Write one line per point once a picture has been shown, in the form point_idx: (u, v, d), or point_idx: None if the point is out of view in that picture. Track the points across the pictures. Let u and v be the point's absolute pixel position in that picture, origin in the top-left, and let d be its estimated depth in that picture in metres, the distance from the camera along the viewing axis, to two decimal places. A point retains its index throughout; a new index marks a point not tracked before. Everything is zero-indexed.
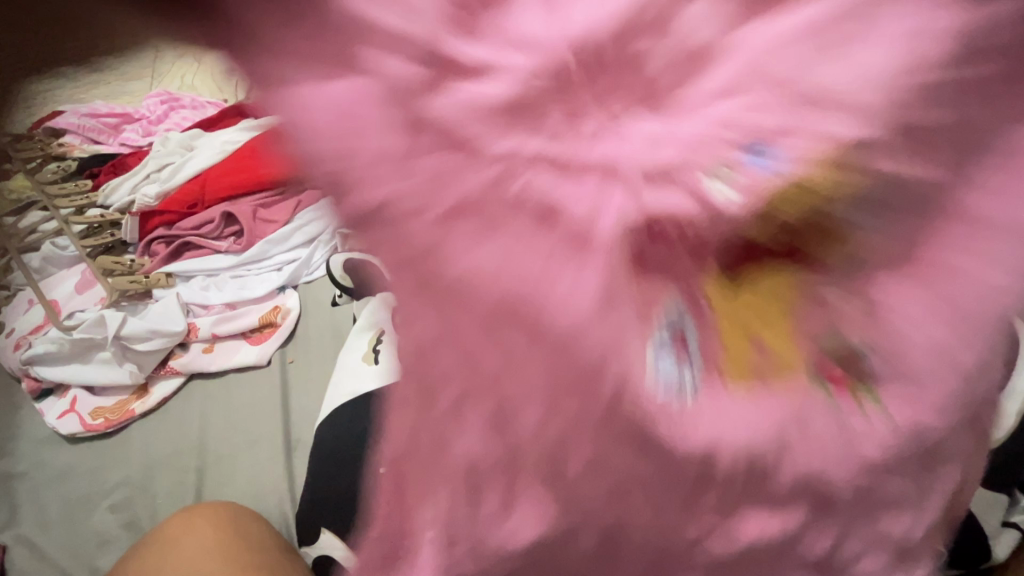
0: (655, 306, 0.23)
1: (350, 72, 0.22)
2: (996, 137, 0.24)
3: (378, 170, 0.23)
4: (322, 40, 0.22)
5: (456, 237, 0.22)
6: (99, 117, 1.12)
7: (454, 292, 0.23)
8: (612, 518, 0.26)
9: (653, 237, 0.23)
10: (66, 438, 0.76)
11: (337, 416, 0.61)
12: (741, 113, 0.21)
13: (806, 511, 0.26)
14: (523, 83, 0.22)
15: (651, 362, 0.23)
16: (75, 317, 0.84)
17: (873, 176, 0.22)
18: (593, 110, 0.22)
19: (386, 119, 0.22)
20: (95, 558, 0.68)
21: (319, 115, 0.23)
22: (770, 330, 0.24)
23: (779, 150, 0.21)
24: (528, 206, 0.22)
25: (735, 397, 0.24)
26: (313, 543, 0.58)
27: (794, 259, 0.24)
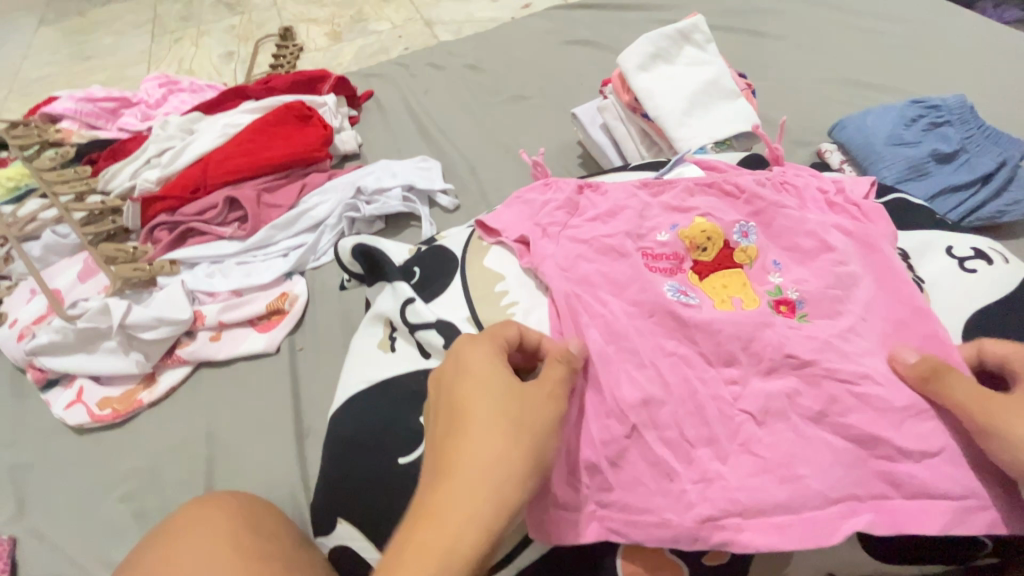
0: (673, 284, 0.57)
1: (536, 201, 0.66)
2: (811, 210, 0.63)
3: (544, 236, 0.61)
4: (538, 202, 0.65)
5: (575, 255, 0.59)
6: (95, 100, 1.11)
7: (573, 274, 0.57)
8: (629, 399, 0.49)
9: (657, 257, 0.59)
10: (74, 429, 0.74)
11: (358, 408, 0.58)
12: (668, 264, 0.59)
13: (728, 391, 0.51)
14: (595, 204, 0.64)
15: (671, 290, 0.56)
16: (78, 306, 0.81)
17: (740, 249, 0.60)
18: (614, 212, 0.63)
19: (547, 225, 0.62)
20: (107, 549, 0.66)
21: (525, 223, 0.63)
22: (735, 291, 0.58)
23: (693, 289, 0.57)
24: (592, 244, 0.59)
25: (717, 308, 0.55)
26: (330, 533, 0.56)
27: (738, 275, 0.59)
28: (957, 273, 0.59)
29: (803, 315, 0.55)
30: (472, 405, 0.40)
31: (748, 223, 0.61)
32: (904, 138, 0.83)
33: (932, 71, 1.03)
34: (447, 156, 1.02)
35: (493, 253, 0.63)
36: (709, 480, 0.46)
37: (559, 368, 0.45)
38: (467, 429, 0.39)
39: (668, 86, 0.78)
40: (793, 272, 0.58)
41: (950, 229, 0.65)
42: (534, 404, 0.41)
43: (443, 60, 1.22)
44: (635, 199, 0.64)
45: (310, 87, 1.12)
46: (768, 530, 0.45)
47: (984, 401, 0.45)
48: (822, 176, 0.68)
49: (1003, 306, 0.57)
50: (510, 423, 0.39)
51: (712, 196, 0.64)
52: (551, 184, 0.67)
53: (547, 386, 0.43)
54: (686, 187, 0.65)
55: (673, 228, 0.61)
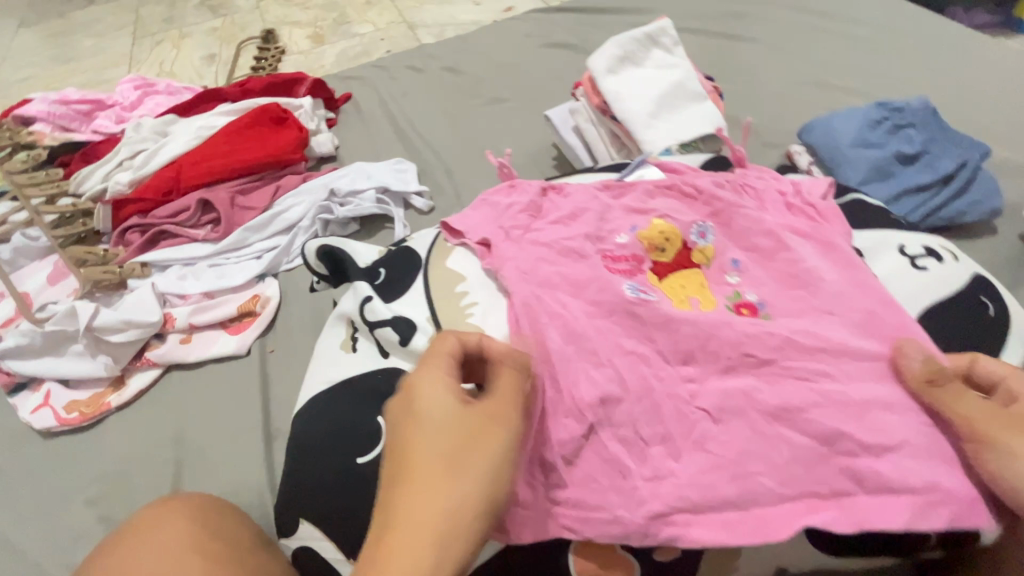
0: (633, 284, 0.57)
1: (500, 204, 0.67)
2: (770, 210, 0.64)
3: (506, 238, 0.62)
4: (503, 206, 0.66)
5: (536, 255, 0.59)
6: (69, 104, 1.10)
7: (534, 273, 0.58)
8: (585, 397, 0.49)
9: (616, 258, 0.60)
10: (40, 433, 0.74)
11: (320, 407, 0.58)
12: (627, 263, 0.60)
13: (686, 391, 0.51)
14: (558, 207, 0.65)
15: (631, 289, 0.56)
16: (46, 310, 0.81)
17: (697, 249, 0.61)
18: (576, 215, 0.64)
19: (510, 228, 0.63)
20: (70, 553, 0.65)
21: (488, 226, 0.64)
22: (694, 291, 0.59)
23: (652, 288, 0.58)
24: (555, 247, 0.60)
25: (677, 307, 0.56)
26: (293, 533, 0.56)
27: (697, 275, 0.60)
28: (909, 271, 0.61)
29: (766, 313, 0.56)
30: (426, 437, 0.39)
31: (704, 223, 0.63)
32: (868, 140, 0.84)
33: (901, 73, 1.05)
34: (423, 157, 1.03)
35: (458, 255, 0.63)
36: (662, 477, 0.47)
37: (517, 384, 0.43)
38: (414, 464, 0.38)
39: (635, 88, 0.79)
40: (750, 272, 0.59)
41: (906, 229, 0.66)
42: (486, 431, 0.39)
43: (421, 63, 1.23)
44: (596, 201, 0.65)
45: (286, 89, 1.13)
46: (718, 523, 0.46)
47: (988, 415, 0.45)
48: (781, 178, 0.69)
49: (953, 301, 0.59)
50: (463, 456, 0.38)
51: (672, 197, 0.65)
52: (515, 188, 0.68)
53: (504, 405, 0.41)
54: (646, 189, 0.66)
55: (632, 230, 0.62)
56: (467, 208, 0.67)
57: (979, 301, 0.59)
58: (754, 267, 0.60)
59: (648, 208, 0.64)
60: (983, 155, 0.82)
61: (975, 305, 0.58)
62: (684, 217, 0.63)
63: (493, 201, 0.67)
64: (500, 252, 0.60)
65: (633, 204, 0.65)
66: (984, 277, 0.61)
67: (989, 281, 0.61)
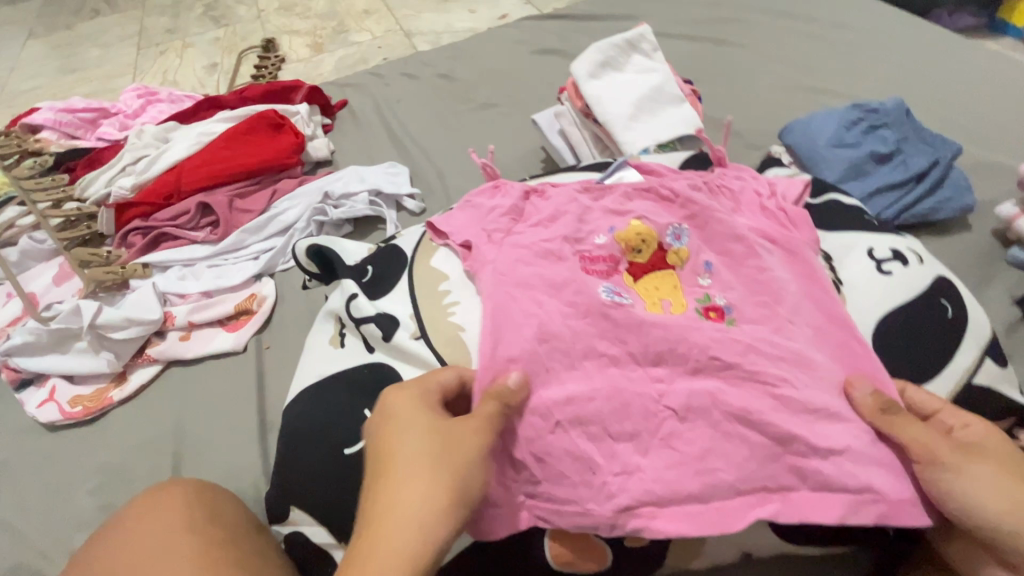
0: (607, 287, 0.60)
1: (483, 206, 0.69)
2: (741, 209, 0.67)
3: (486, 238, 0.64)
4: (485, 208, 0.68)
5: (513, 255, 0.61)
6: (75, 111, 1.15)
7: (510, 273, 0.59)
8: (556, 392, 0.52)
9: (593, 259, 0.62)
10: (46, 426, 0.77)
11: (309, 400, 0.61)
12: (603, 265, 0.62)
13: (655, 387, 0.53)
14: (539, 207, 0.67)
15: (605, 293, 0.59)
16: (52, 309, 0.84)
17: (673, 250, 0.63)
18: (554, 217, 0.65)
19: (490, 228, 0.65)
20: (72, 540, 0.67)
21: (469, 229, 0.66)
22: (667, 292, 0.61)
23: (626, 290, 0.60)
24: (533, 248, 0.61)
25: (648, 309, 0.59)
26: (285, 519, 0.59)
27: (671, 277, 0.62)
28: (875, 275, 0.63)
29: (733, 319, 0.58)
30: (400, 447, 0.44)
31: (680, 226, 0.64)
32: (844, 140, 0.87)
33: (882, 76, 1.07)
34: (415, 162, 1.06)
35: (442, 256, 0.66)
36: (630, 471, 0.49)
37: (491, 406, 0.48)
38: (391, 470, 0.43)
39: (617, 93, 0.82)
40: (721, 275, 0.61)
41: (874, 229, 0.68)
42: (455, 440, 0.45)
43: (416, 70, 1.26)
44: (575, 204, 0.66)
45: (284, 96, 1.16)
46: (681, 506, 0.48)
47: (939, 440, 0.47)
48: (757, 176, 0.71)
49: (914, 304, 0.61)
50: (432, 460, 0.43)
51: (649, 200, 0.67)
52: (499, 190, 0.71)
53: (473, 421, 0.47)
54: (624, 192, 0.68)
55: (609, 232, 0.64)
56: (454, 210, 0.69)
57: (940, 303, 0.61)
58: (726, 266, 0.62)
59: (624, 211, 0.66)
60: (954, 153, 0.84)
61: (935, 308, 0.61)
62: (658, 219, 0.65)
63: (477, 202, 0.69)
64: (479, 254, 0.62)
65: (610, 205, 0.67)
66: (946, 278, 0.63)
67: (951, 282, 0.63)
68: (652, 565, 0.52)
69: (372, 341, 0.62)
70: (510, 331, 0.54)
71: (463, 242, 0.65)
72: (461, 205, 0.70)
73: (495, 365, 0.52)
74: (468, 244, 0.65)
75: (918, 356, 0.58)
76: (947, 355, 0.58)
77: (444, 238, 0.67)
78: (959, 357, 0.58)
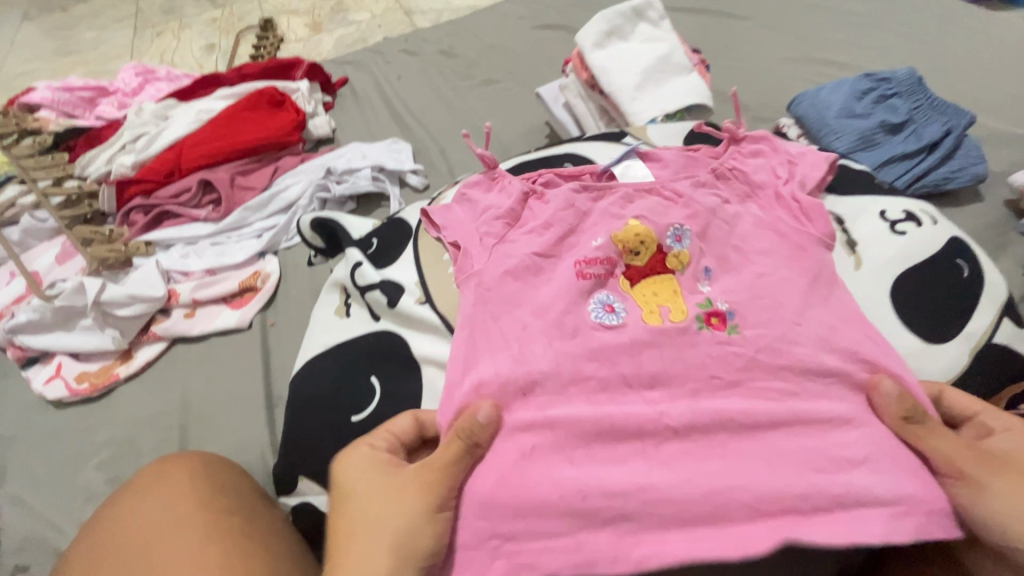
0: (600, 299, 0.56)
1: (483, 190, 0.64)
2: (754, 197, 0.62)
3: (484, 222, 0.60)
4: (479, 201, 0.63)
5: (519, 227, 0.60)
6: (72, 90, 1.13)
7: (509, 253, 0.58)
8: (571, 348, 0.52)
9: (588, 266, 0.57)
10: (52, 403, 0.77)
11: (315, 371, 0.61)
12: (596, 278, 0.57)
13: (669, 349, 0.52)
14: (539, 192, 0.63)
15: (596, 310, 0.55)
16: (55, 287, 0.84)
17: (673, 255, 0.58)
18: (550, 216, 0.59)
19: (482, 227, 0.59)
20: (81, 513, 0.67)
21: (462, 225, 0.60)
22: (666, 301, 0.56)
23: (621, 306, 0.56)
24: (537, 221, 0.60)
25: (646, 321, 0.54)
26: (294, 490, 0.59)
27: (670, 285, 0.57)
28: (891, 235, 0.62)
29: (734, 325, 0.54)
30: (348, 510, 0.44)
31: (682, 226, 0.59)
32: (855, 111, 0.85)
33: (893, 46, 1.05)
34: (418, 139, 1.04)
35: (440, 246, 0.63)
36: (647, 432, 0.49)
37: (457, 446, 0.46)
38: (352, 525, 0.43)
39: (623, 62, 0.80)
40: (721, 281, 0.57)
41: (885, 194, 0.67)
42: (393, 500, 0.43)
43: (416, 47, 1.24)
44: (573, 210, 0.60)
45: (283, 73, 1.15)
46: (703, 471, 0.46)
47: (965, 450, 0.45)
48: (777, 148, 0.65)
49: (929, 265, 0.60)
50: (367, 525, 0.43)
51: (654, 200, 0.61)
52: (498, 175, 0.64)
53: (419, 476, 0.44)
54: (626, 193, 0.61)
55: (605, 241, 0.58)
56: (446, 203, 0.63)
57: (955, 262, 0.61)
58: (735, 247, 0.59)
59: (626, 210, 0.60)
60: (969, 122, 0.82)
61: (951, 269, 0.60)
62: (659, 222, 0.59)
63: (478, 184, 0.64)
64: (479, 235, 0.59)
65: (610, 203, 0.61)
66: (963, 241, 0.62)
67: (966, 245, 0.62)
68: None
69: (377, 308, 0.62)
70: (496, 352, 0.52)
71: (455, 240, 0.60)
72: (463, 187, 0.64)
73: (499, 338, 0.53)
74: (459, 243, 0.60)
75: (935, 316, 0.57)
76: (965, 316, 0.57)
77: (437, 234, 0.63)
78: (977, 317, 0.57)
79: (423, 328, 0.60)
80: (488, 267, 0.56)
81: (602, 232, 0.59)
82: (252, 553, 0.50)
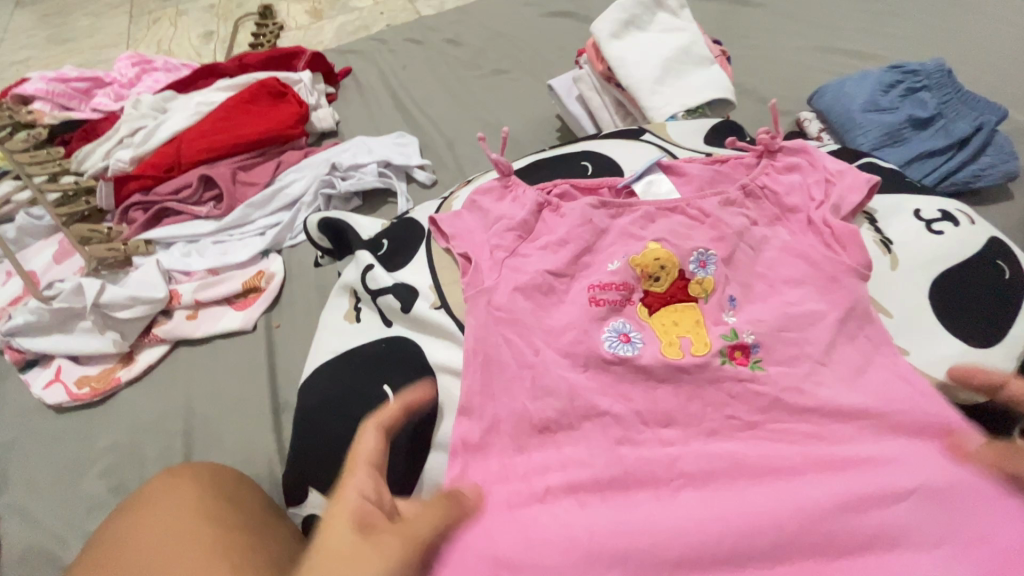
0: (615, 328, 0.52)
1: (497, 198, 0.61)
2: (779, 212, 0.59)
3: (497, 231, 0.57)
4: (492, 212, 0.60)
5: (537, 230, 0.58)
6: (66, 80, 1.10)
7: (527, 260, 0.55)
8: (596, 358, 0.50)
9: (601, 292, 0.54)
10: (52, 407, 0.74)
11: (325, 378, 0.58)
12: (609, 305, 0.53)
13: (698, 360, 0.50)
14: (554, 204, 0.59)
15: (611, 340, 0.51)
16: (53, 287, 0.81)
17: (694, 281, 0.54)
18: (564, 238, 0.56)
19: (493, 242, 0.57)
20: (84, 524, 0.65)
21: (474, 237, 0.58)
22: (687, 331, 0.52)
23: (639, 336, 0.52)
24: (557, 226, 0.58)
25: (664, 353, 0.51)
26: (303, 502, 0.57)
27: (692, 313, 0.53)
28: (926, 234, 0.59)
29: (758, 362, 0.50)
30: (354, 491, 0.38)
31: (707, 250, 0.55)
32: (880, 105, 0.82)
33: (916, 36, 1.01)
34: (425, 132, 1.01)
35: (449, 260, 0.60)
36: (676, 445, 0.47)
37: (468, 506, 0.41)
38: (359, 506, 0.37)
39: (640, 53, 0.77)
40: (746, 310, 0.53)
41: (919, 192, 0.64)
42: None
43: (421, 36, 1.20)
44: (590, 226, 0.57)
45: (285, 63, 1.11)
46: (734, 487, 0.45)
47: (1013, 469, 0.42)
48: (815, 164, 0.61)
49: (967, 265, 0.57)
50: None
51: (676, 220, 0.57)
52: (513, 185, 0.61)
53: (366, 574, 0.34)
54: (646, 212, 0.58)
55: (619, 266, 0.55)
56: (458, 215, 0.60)
57: (994, 262, 0.58)
58: (764, 251, 0.57)
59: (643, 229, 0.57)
60: (999, 117, 0.79)
61: (991, 270, 0.57)
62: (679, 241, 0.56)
63: (490, 191, 0.61)
64: (494, 240, 0.57)
65: (628, 222, 0.58)
66: (1000, 242, 0.59)
67: (1005, 246, 0.59)
68: None
69: (389, 314, 0.60)
70: (507, 386, 0.49)
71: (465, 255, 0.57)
72: (477, 192, 0.62)
73: (519, 350, 0.50)
74: (470, 259, 0.57)
75: (976, 317, 0.55)
76: (1009, 321, 0.54)
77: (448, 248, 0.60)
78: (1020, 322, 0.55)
79: (438, 335, 0.57)
80: (496, 283, 0.54)
81: (618, 254, 0.56)
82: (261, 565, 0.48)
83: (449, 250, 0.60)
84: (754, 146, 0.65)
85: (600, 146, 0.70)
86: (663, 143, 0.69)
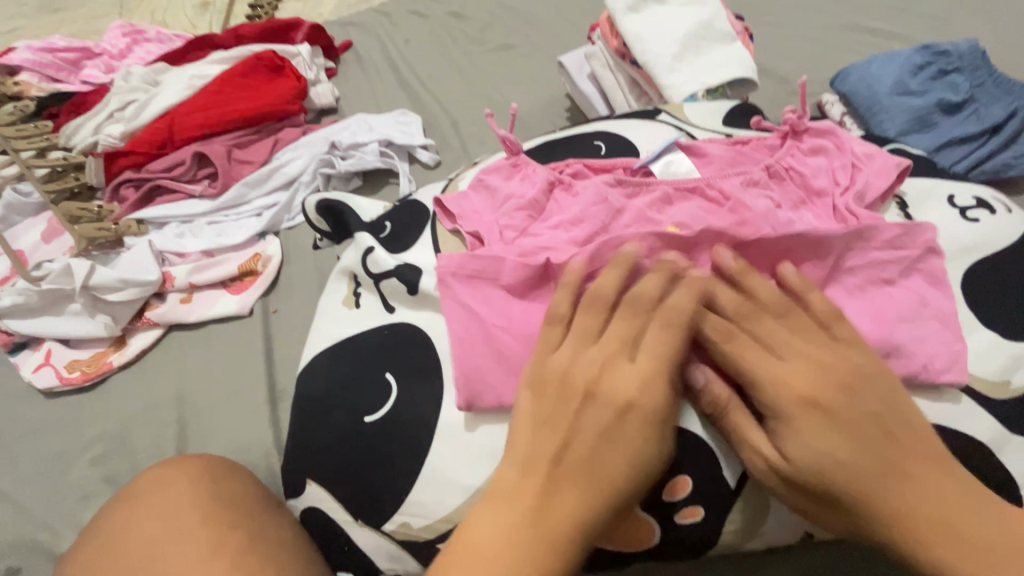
0: None
1: (508, 177, 0.58)
2: (807, 199, 0.55)
3: (503, 214, 0.54)
4: (500, 192, 0.57)
5: (549, 209, 0.55)
6: (54, 50, 1.05)
7: (537, 241, 0.52)
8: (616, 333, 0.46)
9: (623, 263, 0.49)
10: (42, 391, 0.72)
11: (319, 365, 0.55)
12: None
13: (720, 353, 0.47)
14: (566, 186, 0.56)
15: None
16: (42, 267, 0.79)
17: None
18: (576, 220, 0.53)
19: (500, 226, 0.54)
20: (76, 513, 0.63)
21: (482, 218, 0.55)
22: None
23: None
24: (570, 211, 0.54)
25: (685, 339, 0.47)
26: (300, 495, 0.53)
27: None
28: (959, 222, 0.55)
29: None
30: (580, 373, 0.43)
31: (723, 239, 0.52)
32: (909, 88, 0.78)
33: (949, 16, 0.96)
34: (428, 110, 0.96)
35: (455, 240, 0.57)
36: (694, 426, 0.46)
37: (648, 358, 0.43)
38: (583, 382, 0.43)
39: (658, 29, 0.73)
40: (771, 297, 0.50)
41: (952, 178, 0.60)
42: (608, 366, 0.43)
43: (426, 8, 1.15)
44: (605, 204, 0.54)
45: (284, 35, 1.06)
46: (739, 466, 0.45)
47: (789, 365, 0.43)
48: (842, 146, 0.57)
49: (999, 258, 0.53)
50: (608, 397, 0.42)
51: (696, 202, 0.54)
52: (523, 164, 0.58)
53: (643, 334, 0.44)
54: (665, 192, 0.55)
55: None
56: (469, 197, 0.57)
57: None
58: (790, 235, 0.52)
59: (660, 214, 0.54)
60: None
61: None
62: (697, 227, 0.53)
63: (499, 171, 0.58)
64: (504, 221, 0.54)
65: (644, 202, 0.54)
66: None
67: None
68: (702, 548, 0.46)
69: (392, 298, 0.56)
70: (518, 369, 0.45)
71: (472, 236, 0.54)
72: (486, 170, 0.58)
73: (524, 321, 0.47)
74: (477, 239, 0.54)
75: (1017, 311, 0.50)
76: None
77: (457, 230, 0.57)
78: None
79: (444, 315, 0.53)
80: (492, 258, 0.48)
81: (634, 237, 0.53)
82: (260, 561, 0.45)
83: (456, 231, 0.57)
84: (776, 127, 0.61)
85: (614, 125, 0.66)
86: (681, 124, 0.66)
